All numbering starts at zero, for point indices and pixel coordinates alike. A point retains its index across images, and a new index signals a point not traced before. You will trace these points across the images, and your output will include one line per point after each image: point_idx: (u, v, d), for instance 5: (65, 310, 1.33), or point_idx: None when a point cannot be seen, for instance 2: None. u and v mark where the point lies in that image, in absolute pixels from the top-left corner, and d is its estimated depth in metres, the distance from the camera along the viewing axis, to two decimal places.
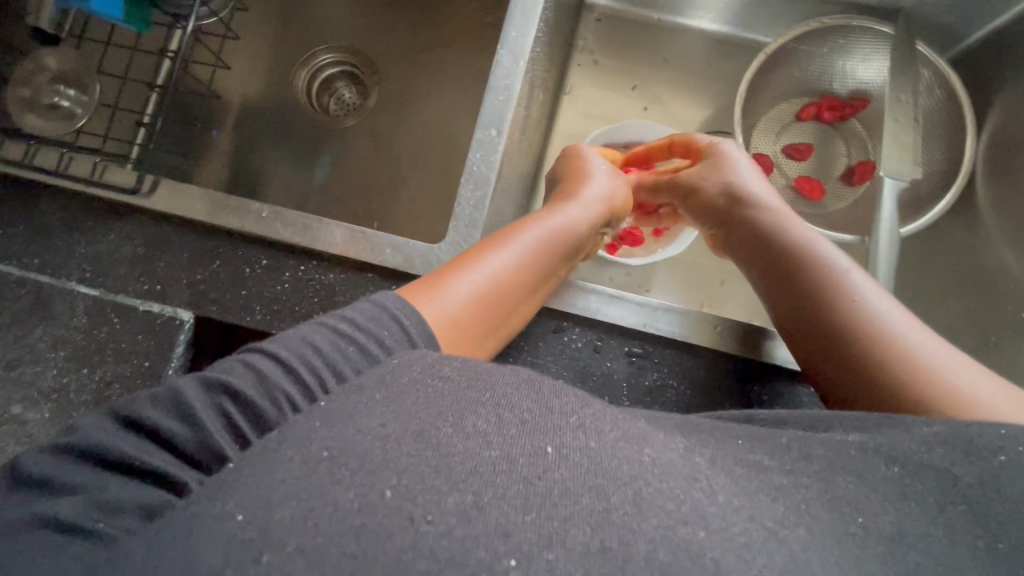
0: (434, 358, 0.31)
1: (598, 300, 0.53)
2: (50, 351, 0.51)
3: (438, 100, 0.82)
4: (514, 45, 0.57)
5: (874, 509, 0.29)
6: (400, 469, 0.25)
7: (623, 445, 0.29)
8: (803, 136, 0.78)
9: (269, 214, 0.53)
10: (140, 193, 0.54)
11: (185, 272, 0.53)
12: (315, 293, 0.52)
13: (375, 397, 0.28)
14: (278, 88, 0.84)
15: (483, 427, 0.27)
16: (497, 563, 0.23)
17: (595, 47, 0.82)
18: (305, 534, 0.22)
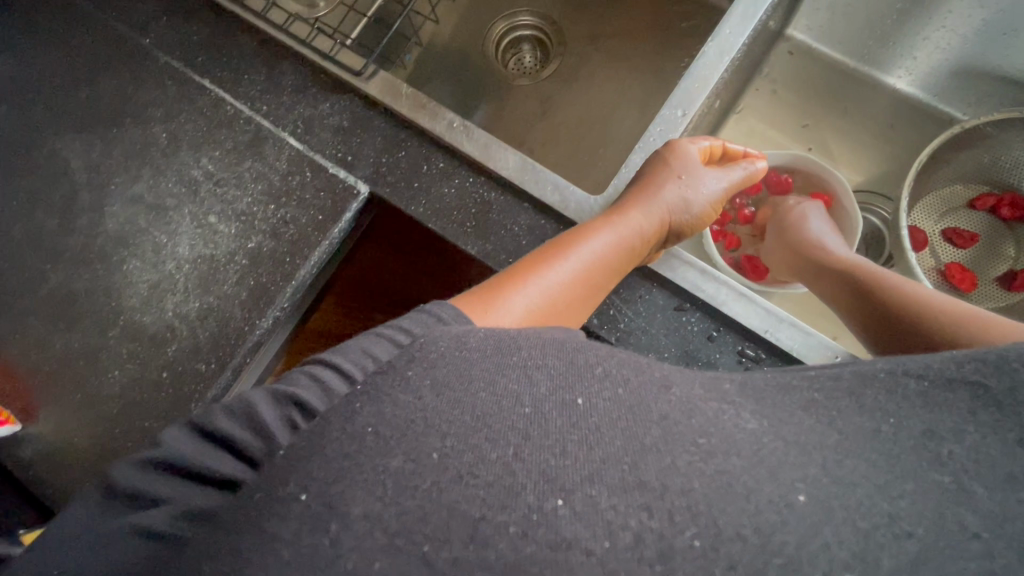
0: (462, 332, 0.32)
1: (724, 292, 0.50)
2: (251, 181, 0.54)
3: (592, 78, 0.81)
4: (723, 41, 0.56)
5: (987, 484, 0.28)
6: (444, 433, 0.26)
7: (668, 406, 0.28)
8: (969, 223, 0.76)
9: (458, 126, 0.55)
10: (360, 77, 0.56)
11: (376, 152, 0.56)
12: (474, 205, 0.54)
13: (409, 375, 0.29)
14: (469, 36, 0.84)
15: (515, 388, 0.28)
16: (543, 503, 0.23)
17: (778, 79, 0.82)
18: (368, 502, 0.23)
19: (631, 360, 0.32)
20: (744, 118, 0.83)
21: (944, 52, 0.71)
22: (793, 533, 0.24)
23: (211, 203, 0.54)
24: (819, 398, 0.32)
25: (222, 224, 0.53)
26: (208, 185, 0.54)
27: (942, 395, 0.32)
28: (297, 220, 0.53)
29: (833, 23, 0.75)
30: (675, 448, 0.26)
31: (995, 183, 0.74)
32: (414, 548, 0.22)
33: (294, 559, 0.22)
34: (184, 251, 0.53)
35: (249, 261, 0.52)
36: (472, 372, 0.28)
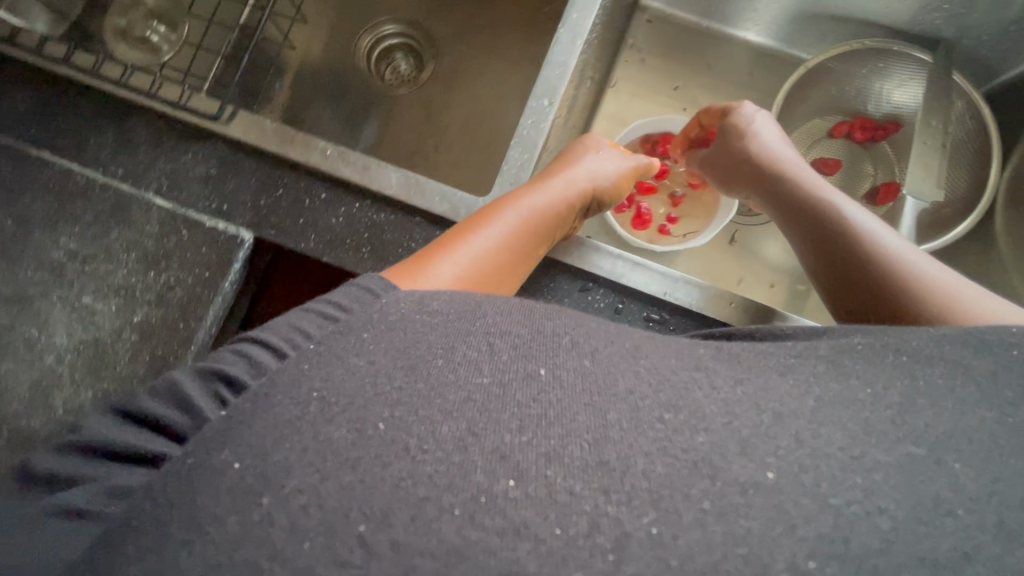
0: (422, 295, 0.31)
1: (623, 265, 0.52)
2: (121, 252, 0.51)
3: (484, 82, 0.83)
4: (574, 25, 0.56)
5: (960, 454, 0.27)
6: (393, 401, 0.24)
7: (629, 379, 0.28)
8: (832, 153, 0.76)
9: (333, 153, 0.53)
10: (219, 120, 0.53)
11: (252, 195, 0.53)
12: (366, 230, 0.52)
13: (363, 336, 0.27)
14: (340, 54, 0.85)
15: (474, 356, 0.27)
16: (495, 485, 0.22)
17: (644, 47, 0.80)
18: (304, 474, 0.22)
19: (599, 330, 0.32)
20: (615, 91, 0.80)
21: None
22: (759, 518, 0.23)
23: (85, 282, 0.51)
24: (794, 363, 0.32)
25: (100, 302, 0.51)
26: (76, 264, 0.51)
27: (922, 369, 0.31)
28: (183, 282, 0.51)
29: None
30: (638, 426, 0.25)
31: (844, 110, 0.75)
32: (350, 529, 0.21)
33: (220, 539, 0.20)
34: (62, 339, 0.50)
35: (139, 335, 0.50)
36: (429, 337, 0.27)
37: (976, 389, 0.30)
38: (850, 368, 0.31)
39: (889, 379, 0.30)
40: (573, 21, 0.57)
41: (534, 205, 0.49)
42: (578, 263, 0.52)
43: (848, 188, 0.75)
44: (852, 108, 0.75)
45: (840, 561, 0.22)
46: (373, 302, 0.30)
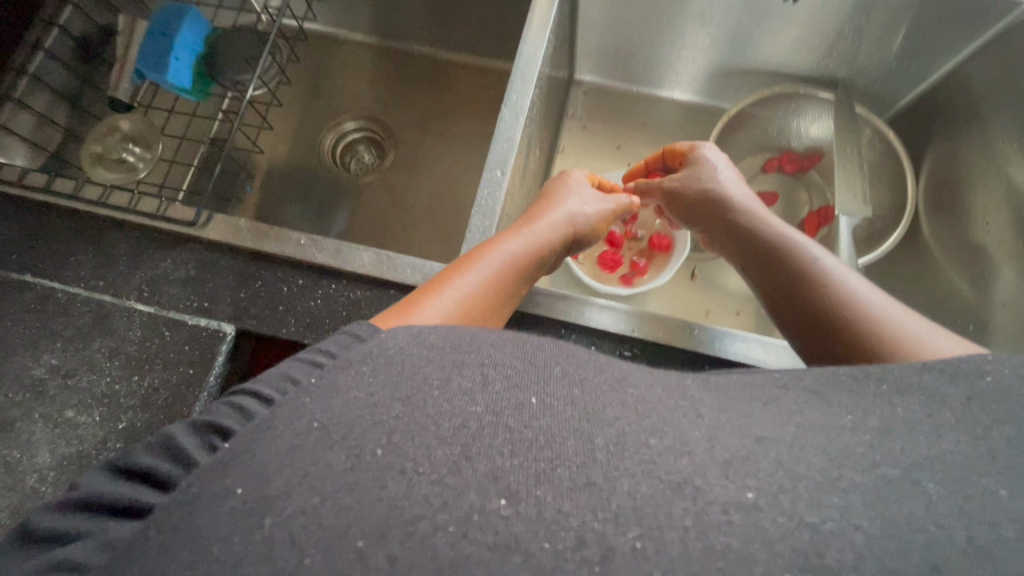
0: (420, 329, 0.33)
1: (590, 309, 0.56)
2: (105, 360, 0.56)
3: (439, 165, 0.97)
4: (515, 104, 0.66)
5: (930, 469, 0.28)
6: (390, 429, 0.26)
7: (612, 404, 0.29)
8: (768, 185, 0.90)
9: (305, 243, 0.60)
10: (197, 226, 0.60)
11: (231, 290, 0.59)
12: (343, 307, 0.58)
13: (362, 369, 0.29)
14: (306, 151, 0.99)
15: (469, 386, 0.28)
16: (488, 504, 0.23)
17: (584, 115, 0.99)
18: (304, 496, 0.23)
19: (589, 360, 0.34)
20: (565, 155, 0.97)
21: (698, 60, 0.89)
22: (738, 536, 0.24)
23: (67, 396, 0.55)
24: (779, 394, 0.34)
25: (83, 414, 0.54)
26: (56, 378, 0.55)
27: (899, 398, 0.33)
28: (167, 381, 0.56)
29: (604, 59, 0.93)
30: (624, 449, 0.26)
31: (771, 149, 0.90)
32: (349, 545, 0.21)
33: (223, 559, 0.21)
34: (44, 458, 0.52)
35: (125, 442, 0.53)
36: (425, 369, 0.29)
37: (951, 417, 0.32)
38: (832, 399, 0.33)
39: (868, 407, 0.32)
40: (513, 101, 0.66)
41: (518, 248, 0.52)
42: (548, 313, 0.56)
43: (789, 213, 0.87)
44: (779, 146, 0.89)
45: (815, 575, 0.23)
46: (361, 344, 0.31)
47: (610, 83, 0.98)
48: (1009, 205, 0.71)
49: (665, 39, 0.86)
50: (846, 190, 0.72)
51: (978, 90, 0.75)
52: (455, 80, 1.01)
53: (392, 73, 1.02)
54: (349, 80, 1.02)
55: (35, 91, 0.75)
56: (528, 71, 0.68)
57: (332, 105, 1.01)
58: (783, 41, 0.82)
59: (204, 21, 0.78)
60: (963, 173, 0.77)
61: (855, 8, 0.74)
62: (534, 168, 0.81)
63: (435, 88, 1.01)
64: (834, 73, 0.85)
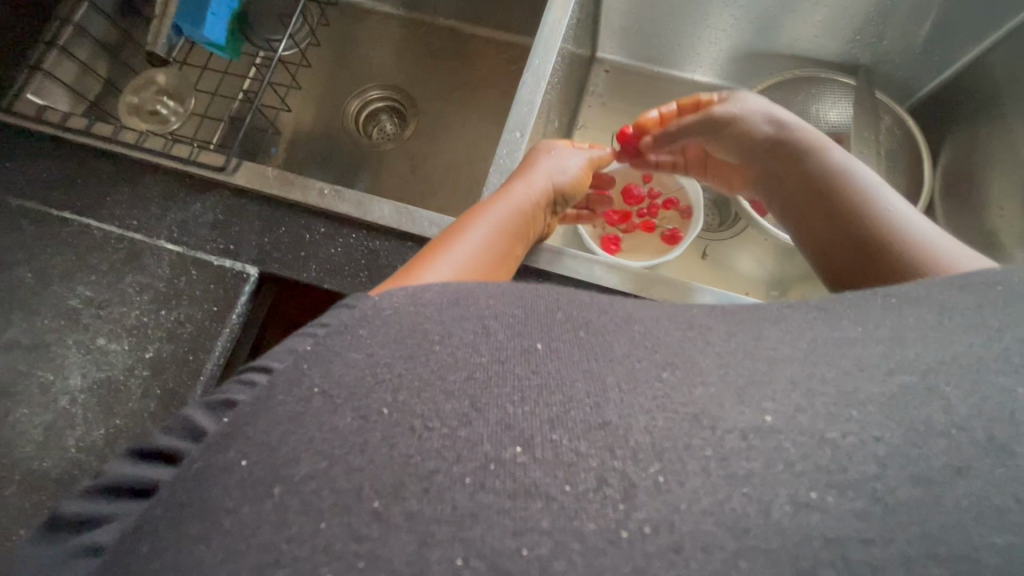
0: (416, 288, 0.32)
1: (601, 270, 0.57)
2: (135, 294, 0.56)
3: (466, 133, 0.94)
4: (537, 70, 0.63)
5: (948, 375, 0.28)
6: (394, 387, 0.25)
7: (621, 342, 0.29)
8: None
9: (331, 192, 0.58)
10: (225, 171, 0.59)
11: (257, 236, 0.58)
12: (364, 257, 0.56)
13: (359, 333, 0.28)
14: (330, 118, 0.95)
15: (471, 338, 0.27)
16: (502, 453, 0.23)
17: (604, 92, 0.95)
18: (313, 461, 0.22)
19: (592, 303, 0.33)
20: (586, 130, 0.94)
21: (724, 42, 0.86)
22: (759, 460, 0.23)
23: (100, 325, 0.55)
24: (788, 314, 0.34)
25: (113, 342, 0.54)
26: (90, 309, 0.55)
27: (910, 309, 0.33)
28: (193, 317, 0.55)
29: (627, 37, 0.90)
30: (637, 387, 0.26)
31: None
32: (364, 506, 0.21)
33: (235, 529, 0.20)
34: (76, 380, 0.53)
35: (151, 370, 0.53)
36: (425, 325, 0.28)
37: (963, 320, 0.31)
38: (841, 314, 0.33)
39: (880, 319, 0.32)
40: (534, 67, 0.64)
41: (506, 213, 0.51)
42: (557, 270, 0.57)
43: None
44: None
45: (839, 489, 0.23)
46: (355, 307, 0.30)
47: (632, 62, 0.94)
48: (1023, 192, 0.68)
49: (691, 20, 0.84)
50: None
51: (1003, 76, 0.72)
52: (480, 56, 0.96)
53: (420, 44, 0.98)
54: (375, 50, 0.97)
55: (78, 41, 0.75)
56: (551, 40, 0.65)
57: (359, 71, 0.97)
58: (811, 23, 0.79)
59: None
60: (979, 160, 0.74)
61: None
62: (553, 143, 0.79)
63: (463, 58, 0.96)
64: (857, 57, 0.83)
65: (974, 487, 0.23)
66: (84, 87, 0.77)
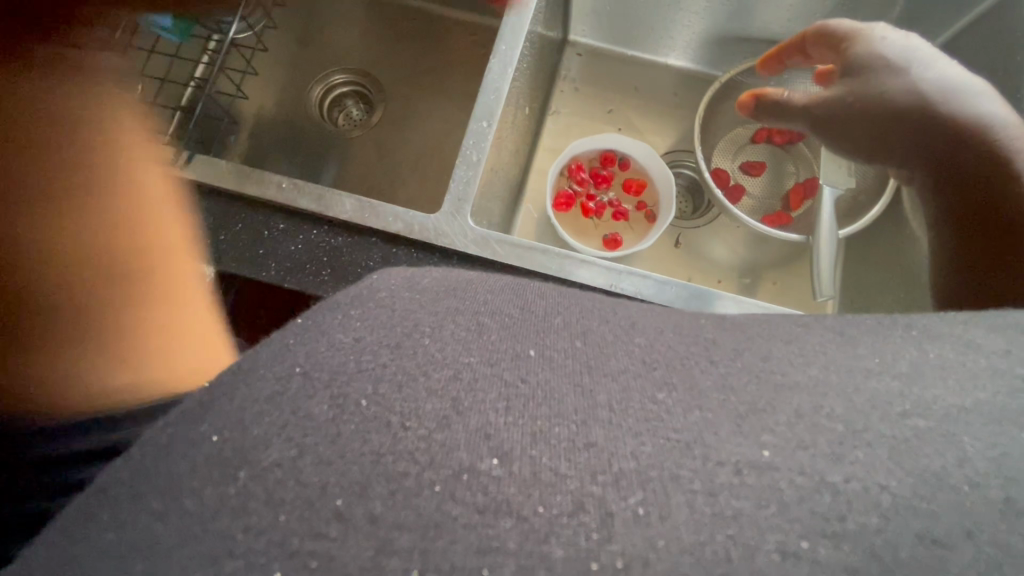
0: (413, 274, 0.33)
1: (569, 262, 0.59)
2: None
3: (432, 124, 0.95)
4: (503, 56, 0.67)
5: (967, 424, 0.26)
6: (377, 378, 0.24)
7: (614, 354, 0.28)
8: (758, 155, 0.93)
9: (288, 185, 0.58)
10: (178, 164, 0.59)
11: (206, 236, 0.57)
12: (325, 255, 0.57)
13: (351, 314, 0.28)
14: (294, 104, 0.96)
15: (463, 336, 0.27)
16: (479, 463, 0.22)
17: (576, 77, 0.98)
18: (282, 447, 0.21)
19: (593, 310, 0.33)
20: (558, 116, 0.98)
21: (696, 25, 0.89)
22: (750, 499, 0.22)
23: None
24: (802, 334, 0.32)
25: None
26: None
27: (931, 344, 0.30)
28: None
29: (600, 20, 0.93)
30: (628, 407, 0.24)
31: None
32: (327, 503, 0.20)
33: (194, 510, 0.20)
34: None
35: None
36: (418, 315, 0.28)
37: (986, 364, 0.29)
38: (857, 342, 0.31)
39: (896, 352, 0.30)
40: (502, 53, 0.67)
41: None
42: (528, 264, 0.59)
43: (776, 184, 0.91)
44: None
45: (835, 541, 0.21)
46: (352, 290, 0.31)
47: (606, 45, 0.97)
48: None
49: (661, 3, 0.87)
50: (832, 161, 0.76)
51: (964, 61, 0.75)
52: (450, 39, 0.97)
53: (388, 21, 0.98)
54: (340, 28, 0.98)
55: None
56: (517, 26, 0.68)
57: (321, 52, 0.98)
58: (781, 10, 0.82)
59: None
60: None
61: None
62: (518, 131, 0.83)
63: (427, 39, 0.98)
64: None
65: (987, 553, 0.21)
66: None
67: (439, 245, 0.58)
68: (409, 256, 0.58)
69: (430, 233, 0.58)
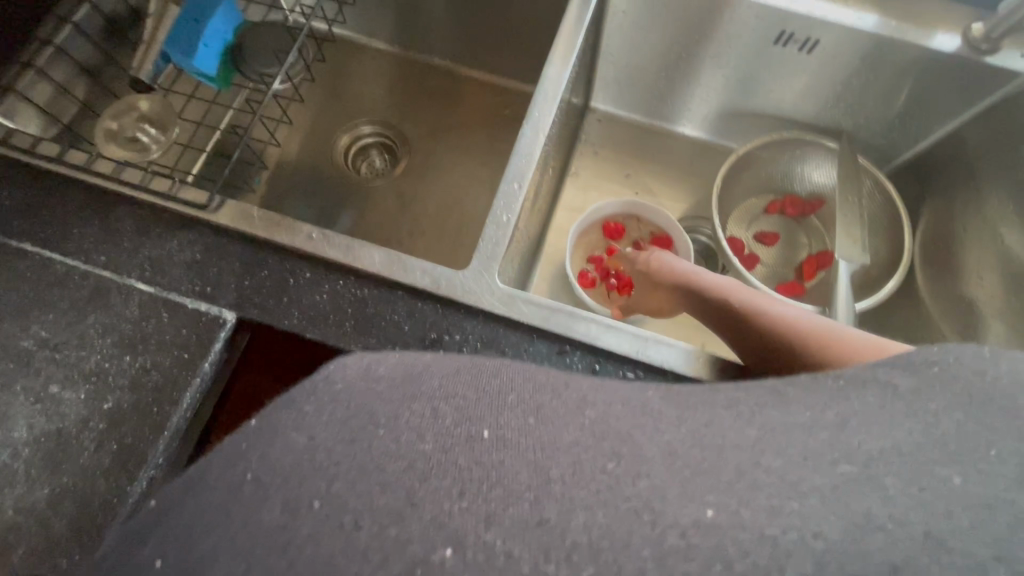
0: (368, 360, 0.33)
1: (595, 327, 0.58)
2: (98, 337, 0.57)
3: (451, 174, 0.99)
4: (536, 123, 0.69)
5: (890, 462, 0.29)
6: (331, 477, 0.25)
7: (565, 418, 0.30)
8: (771, 225, 0.95)
9: (318, 238, 0.61)
10: (208, 210, 0.61)
11: (235, 277, 0.60)
12: (350, 305, 0.59)
13: (304, 409, 0.29)
14: (317, 150, 0.99)
15: (418, 423, 0.28)
16: (434, 554, 0.23)
17: (596, 142, 1.02)
18: (232, 560, 0.22)
19: (546, 384, 0.34)
20: (578, 178, 1.01)
21: (711, 98, 0.94)
22: (697, 560, 0.24)
23: (54, 370, 0.55)
24: (740, 396, 0.34)
25: (67, 391, 0.55)
26: (45, 351, 0.56)
27: (855, 392, 0.34)
28: (159, 363, 0.56)
29: (619, 88, 0.97)
30: (581, 479, 0.26)
31: (777, 191, 0.94)
32: None
33: None
34: (20, 433, 0.53)
35: (107, 423, 0.54)
36: (372, 406, 0.29)
37: (901, 405, 0.32)
38: (793, 398, 0.34)
39: (831, 403, 0.33)
40: (534, 119, 0.69)
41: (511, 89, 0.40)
42: (557, 329, 0.58)
43: (790, 253, 0.93)
44: (783, 189, 0.94)
45: None
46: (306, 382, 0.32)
47: (622, 112, 1.01)
48: (998, 266, 0.76)
49: (686, 77, 0.91)
50: (845, 236, 0.76)
51: (977, 154, 0.79)
52: (470, 99, 1.02)
53: (411, 83, 1.03)
54: (367, 87, 1.03)
55: (56, 63, 0.72)
56: (551, 92, 0.71)
57: (350, 107, 1.02)
58: (793, 88, 0.87)
59: (235, 12, 0.79)
60: (957, 233, 0.81)
61: (863, 61, 0.78)
62: (546, 189, 0.86)
63: (450, 101, 1.02)
64: (840, 123, 0.89)
65: None
66: (58, 109, 0.73)
67: (463, 301, 0.59)
68: (431, 311, 0.59)
69: (457, 290, 0.59)
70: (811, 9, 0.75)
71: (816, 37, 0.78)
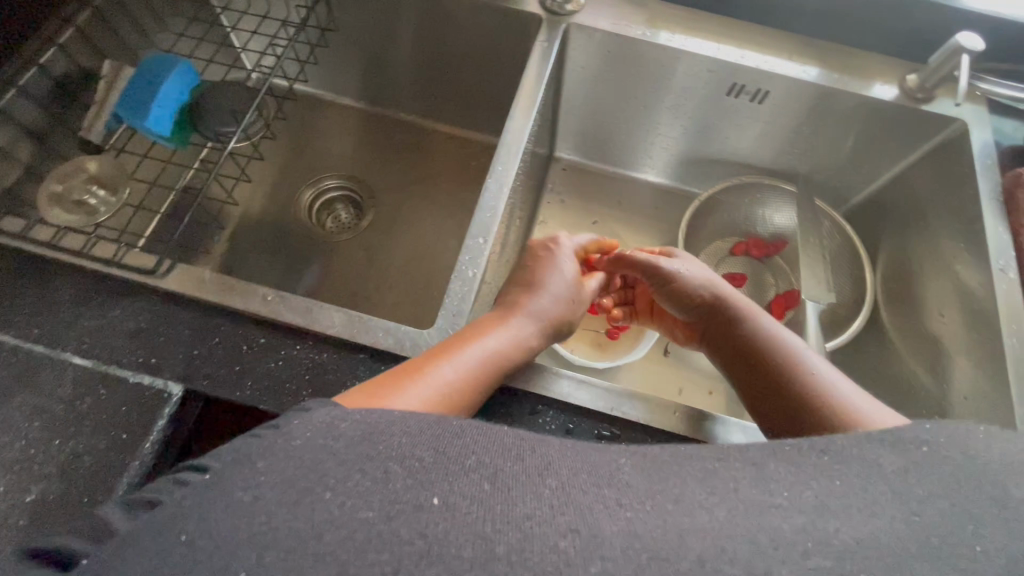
0: (332, 418, 0.32)
1: (569, 384, 0.57)
2: (25, 421, 0.54)
3: (417, 227, 1.01)
4: (500, 176, 0.69)
5: (864, 552, 0.27)
6: (263, 545, 0.25)
7: (523, 481, 0.29)
8: (737, 267, 0.93)
9: (273, 298, 0.60)
10: (154, 275, 0.60)
11: (184, 347, 0.58)
12: (307, 372, 0.57)
13: (256, 466, 0.29)
14: (280, 207, 1.01)
15: (365, 488, 0.27)
16: None
17: (562, 191, 1.02)
18: None
19: (513, 447, 0.32)
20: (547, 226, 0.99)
21: (671, 146, 0.95)
22: None
23: None
24: (717, 468, 0.33)
25: None
26: None
27: (839, 468, 0.32)
28: (94, 447, 0.53)
29: (583, 142, 0.99)
30: (526, 557, 0.25)
31: (740, 233, 0.94)
32: None
33: None
34: None
35: (29, 519, 0.50)
36: (325, 466, 0.28)
37: (887, 489, 0.31)
38: (772, 474, 0.32)
39: (811, 481, 0.32)
40: (498, 172, 0.70)
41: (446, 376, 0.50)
42: (540, 387, 0.57)
43: (757, 297, 0.90)
44: (745, 232, 0.93)
45: None
46: (257, 444, 0.30)
47: (588, 161, 1.03)
48: (959, 303, 0.71)
49: (641, 126, 0.93)
50: (810, 277, 0.76)
51: (926, 198, 0.79)
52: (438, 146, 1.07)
53: (376, 134, 1.07)
54: (334, 139, 1.07)
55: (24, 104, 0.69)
56: (513, 146, 0.71)
57: (313, 163, 1.05)
58: (749, 134, 0.88)
59: (190, 74, 0.78)
60: (915, 266, 0.80)
61: (813, 109, 0.81)
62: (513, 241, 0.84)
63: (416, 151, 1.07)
64: (795, 168, 0.91)
65: None
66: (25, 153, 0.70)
67: None
68: None
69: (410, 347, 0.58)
70: (759, 62, 0.78)
71: (766, 88, 0.80)
